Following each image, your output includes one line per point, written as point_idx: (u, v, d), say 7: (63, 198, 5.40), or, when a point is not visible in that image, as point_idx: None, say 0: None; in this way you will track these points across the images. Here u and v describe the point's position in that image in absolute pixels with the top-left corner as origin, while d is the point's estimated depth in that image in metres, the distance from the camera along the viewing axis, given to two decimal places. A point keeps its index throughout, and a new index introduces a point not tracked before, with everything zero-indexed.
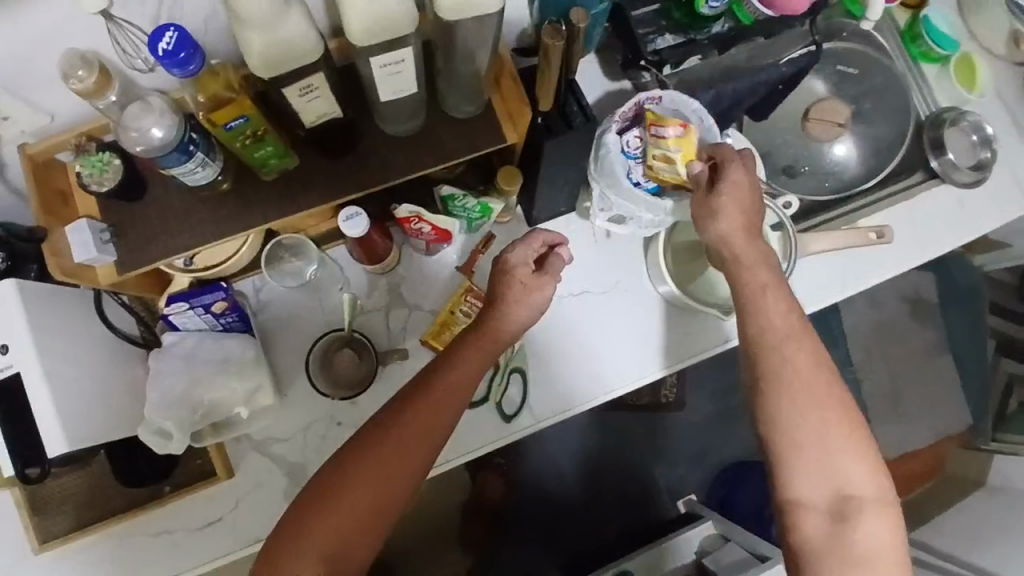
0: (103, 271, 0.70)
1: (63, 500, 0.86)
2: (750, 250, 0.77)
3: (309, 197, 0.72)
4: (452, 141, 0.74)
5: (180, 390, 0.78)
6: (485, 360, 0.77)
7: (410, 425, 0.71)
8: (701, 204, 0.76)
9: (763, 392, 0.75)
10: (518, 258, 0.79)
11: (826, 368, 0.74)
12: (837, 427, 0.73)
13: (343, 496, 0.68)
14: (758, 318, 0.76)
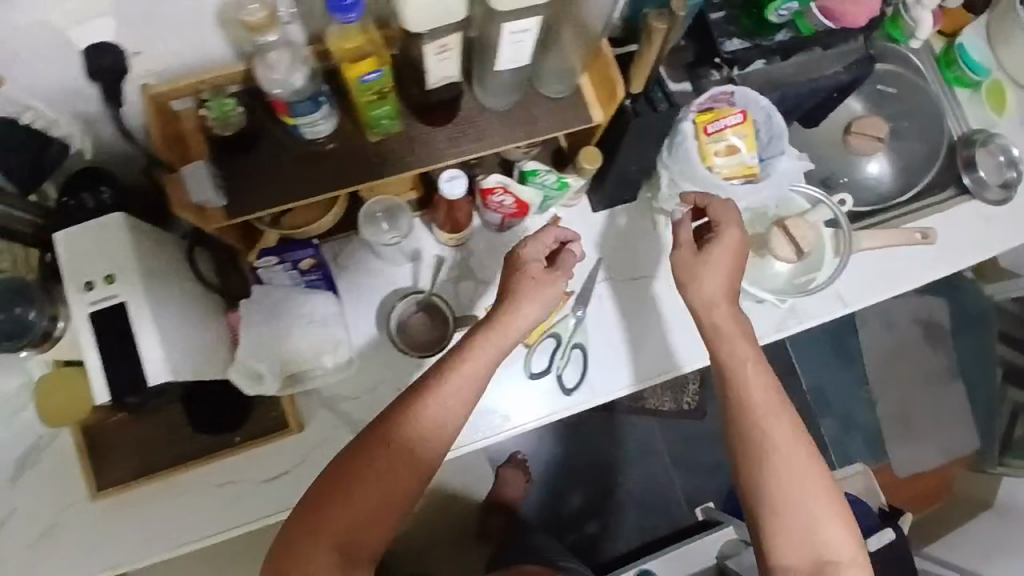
0: (210, 215, 0.72)
1: (120, 450, 0.87)
2: (734, 319, 0.80)
3: (410, 160, 0.77)
4: (543, 119, 0.79)
5: (265, 339, 0.81)
6: (498, 349, 0.74)
7: (420, 420, 0.70)
8: (684, 265, 0.81)
9: (747, 466, 0.76)
10: (531, 252, 0.78)
11: (807, 444, 0.76)
12: (817, 501, 0.75)
13: (345, 512, 0.67)
14: (743, 391, 0.77)
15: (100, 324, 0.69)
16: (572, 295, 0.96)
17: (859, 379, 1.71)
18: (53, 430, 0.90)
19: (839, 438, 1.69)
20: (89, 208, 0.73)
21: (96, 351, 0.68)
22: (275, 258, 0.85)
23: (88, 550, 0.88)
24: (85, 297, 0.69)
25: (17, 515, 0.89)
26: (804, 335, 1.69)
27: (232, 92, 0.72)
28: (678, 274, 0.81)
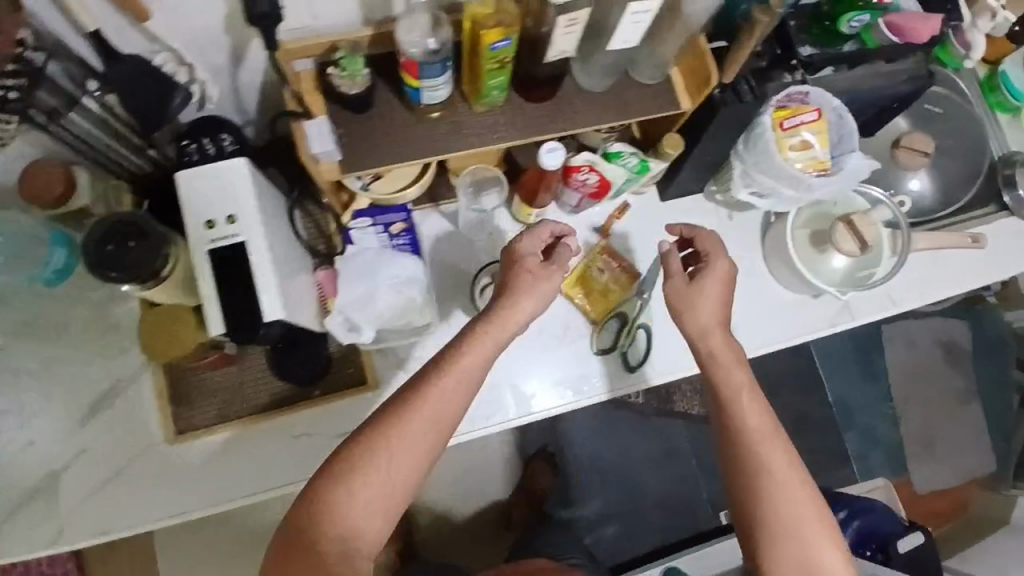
0: (324, 168, 0.77)
1: (207, 395, 0.91)
2: (728, 341, 0.84)
3: (511, 131, 0.81)
4: (636, 102, 0.84)
5: (359, 297, 0.87)
6: (497, 342, 0.76)
7: (421, 412, 0.70)
8: (680, 293, 0.85)
9: (741, 486, 0.79)
10: (527, 247, 0.81)
11: (799, 466, 0.78)
12: (808, 522, 0.77)
13: (346, 503, 0.67)
14: (738, 414, 0.80)
15: (219, 262, 0.72)
16: (639, 278, 1.01)
17: (882, 395, 1.75)
18: (134, 374, 0.92)
19: (862, 452, 1.72)
20: (210, 154, 0.77)
21: (213, 287, 0.72)
22: (369, 221, 0.92)
23: (158, 494, 0.90)
24: (206, 235, 0.72)
25: (92, 455, 0.91)
26: (830, 346, 1.74)
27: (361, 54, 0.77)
28: (675, 302, 0.85)
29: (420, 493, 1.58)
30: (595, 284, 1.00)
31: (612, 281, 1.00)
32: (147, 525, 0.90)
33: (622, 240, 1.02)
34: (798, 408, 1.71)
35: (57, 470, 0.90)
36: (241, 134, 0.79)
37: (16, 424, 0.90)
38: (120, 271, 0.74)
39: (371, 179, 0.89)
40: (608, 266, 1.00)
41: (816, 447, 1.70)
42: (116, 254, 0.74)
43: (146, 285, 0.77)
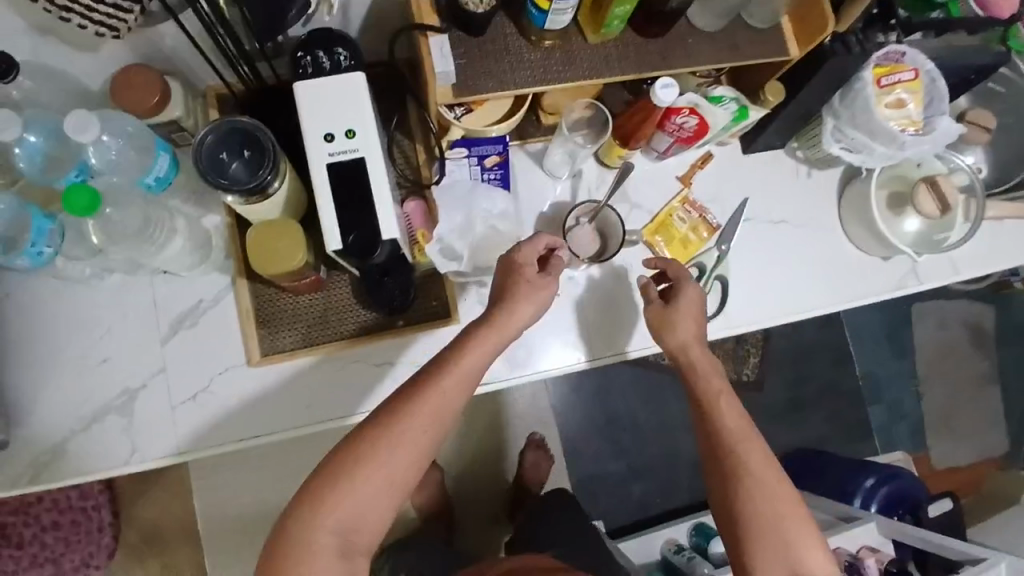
0: (439, 92, 0.77)
1: (289, 319, 0.91)
2: (708, 362, 0.88)
3: (623, 66, 0.81)
4: (746, 45, 0.84)
5: (456, 224, 0.91)
6: (495, 346, 0.79)
7: (419, 412, 0.73)
8: (656, 316, 0.89)
9: (724, 482, 0.82)
10: (526, 257, 0.83)
11: (775, 463, 0.82)
12: (788, 522, 0.79)
13: (346, 498, 0.70)
14: (714, 417, 0.84)
15: (336, 175, 0.72)
16: (719, 230, 1.02)
17: (907, 372, 1.80)
18: (217, 294, 0.91)
19: (885, 425, 1.77)
20: (325, 68, 0.75)
21: (330, 199, 0.71)
22: (465, 151, 0.93)
23: (233, 417, 0.90)
24: (325, 147, 0.72)
25: (169, 374, 0.90)
26: (862, 320, 1.79)
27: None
28: (654, 322, 0.89)
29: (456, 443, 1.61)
30: (676, 231, 1.00)
31: (692, 230, 1.00)
32: (221, 447, 0.89)
33: (704, 190, 1.02)
34: (827, 378, 1.75)
35: (134, 388, 0.89)
36: (355, 51, 0.78)
37: (98, 337, 0.90)
38: (231, 179, 0.73)
39: (463, 110, 0.87)
40: (689, 214, 1.01)
41: (841, 417, 1.75)
42: (232, 162, 0.74)
43: (249, 202, 0.76)
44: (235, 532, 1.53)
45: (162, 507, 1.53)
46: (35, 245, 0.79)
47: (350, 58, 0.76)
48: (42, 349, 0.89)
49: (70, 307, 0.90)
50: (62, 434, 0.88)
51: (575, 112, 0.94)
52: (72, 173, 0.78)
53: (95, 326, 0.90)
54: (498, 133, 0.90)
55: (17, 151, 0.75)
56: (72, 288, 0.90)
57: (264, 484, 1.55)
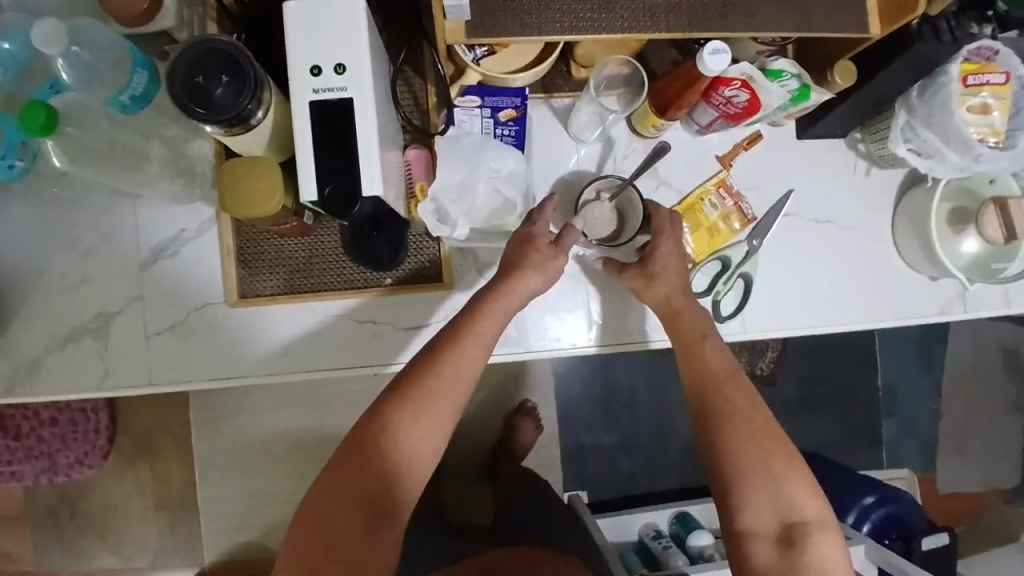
0: (448, 28, 0.67)
1: (270, 262, 0.86)
2: (692, 312, 0.82)
3: (669, 21, 0.69)
4: (820, 13, 0.70)
5: (456, 183, 0.80)
6: (505, 315, 0.77)
7: (436, 385, 0.73)
8: (638, 275, 0.83)
9: (706, 422, 0.78)
10: (542, 227, 0.79)
11: (760, 404, 0.78)
12: (775, 458, 0.76)
13: (373, 468, 0.71)
14: (699, 361, 0.81)
15: (320, 116, 0.64)
16: (753, 222, 0.91)
17: (931, 389, 1.69)
18: (200, 226, 0.85)
19: (896, 440, 1.69)
20: None
21: (309, 141, 0.63)
22: (478, 101, 0.81)
23: (214, 355, 0.86)
24: (309, 82, 0.63)
25: (146, 303, 0.86)
26: (892, 329, 1.68)
27: None
28: (631, 277, 0.83)
29: None
30: (702, 217, 0.90)
31: (722, 220, 0.90)
32: (199, 382, 0.86)
33: (744, 174, 0.91)
34: (842, 384, 1.66)
35: (110, 311, 0.86)
36: None
37: (77, 258, 0.86)
38: (206, 107, 0.65)
39: (485, 52, 0.77)
40: (723, 201, 0.90)
41: (850, 426, 1.67)
42: (206, 90, 0.65)
43: (230, 132, 0.69)
44: (224, 450, 1.58)
45: (158, 417, 1.58)
46: (5, 159, 0.73)
47: None
48: (20, 262, 0.86)
49: (50, 221, 0.86)
50: (36, 350, 0.86)
51: (607, 67, 0.82)
52: (44, 86, 0.73)
53: (73, 244, 0.86)
54: (522, 82, 0.79)
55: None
56: (55, 203, 0.86)
57: (257, 409, 1.58)
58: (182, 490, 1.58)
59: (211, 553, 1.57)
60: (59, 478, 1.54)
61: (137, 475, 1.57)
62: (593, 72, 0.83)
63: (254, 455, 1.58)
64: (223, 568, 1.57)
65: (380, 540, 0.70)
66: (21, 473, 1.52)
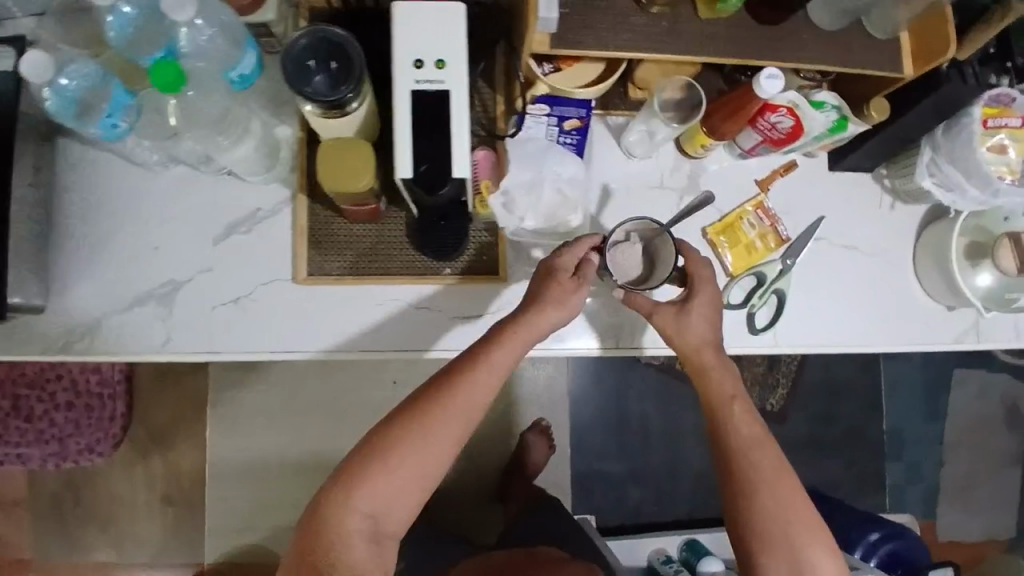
0: (537, 38, 0.75)
1: (339, 245, 0.91)
2: (721, 372, 0.86)
3: (728, 48, 0.78)
4: (859, 53, 0.79)
5: (524, 181, 0.88)
6: (524, 345, 0.81)
7: (449, 409, 0.78)
8: (670, 321, 0.87)
9: (735, 486, 0.81)
10: (566, 260, 0.84)
11: (786, 469, 0.82)
12: (800, 525, 0.79)
13: (380, 483, 0.76)
14: (727, 424, 0.84)
15: (419, 102, 0.71)
16: (787, 243, 0.97)
17: (935, 435, 1.72)
18: (275, 206, 0.91)
19: (900, 484, 1.71)
20: None
21: (409, 127, 0.70)
22: (546, 109, 0.88)
23: (273, 333, 0.90)
24: (413, 74, 0.70)
25: (215, 274, 0.90)
26: (900, 375, 1.72)
27: None
28: (662, 324, 0.87)
29: None
30: (741, 234, 0.97)
31: (759, 238, 0.97)
32: (256, 355, 0.90)
33: (781, 198, 0.98)
34: (849, 424, 1.70)
35: (179, 281, 0.90)
36: None
37: (153, 227, 0.91)
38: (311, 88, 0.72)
39: (551, 67, 0.84)
40: (761, 220, 0.97)
41: (856, 467, 1.70)
42: (315, 75, 0.72)
43: (325, 114, 0.75)
44: (237, 447, 1.58)
45: (175, 409, 1.58)
46: (111, 117, 0.73)
47: None
48: (99, 226, 0.92)
49: (132, 191, 0.92)
50: (102, 311, 0.90)
51: (664, 92, 0.90)
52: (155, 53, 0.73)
53: (151, 214, 0.92)
54: (587, 96, 0.86)
55: (109, 18, 0.72)
56: (139, 173, 0.92)
57: (274, 409, 1.59)
58: (191, 486, 1.57)
59: (213, 552, 1.56)
60: (67, 464, 1.53)
61: (147, 466, 1.57)
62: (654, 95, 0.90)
63: (267, 455, 1.58)
64: (225, 568, 1.56)
65: (379, 551, 0.76)
66: (28, 456, 1.50)
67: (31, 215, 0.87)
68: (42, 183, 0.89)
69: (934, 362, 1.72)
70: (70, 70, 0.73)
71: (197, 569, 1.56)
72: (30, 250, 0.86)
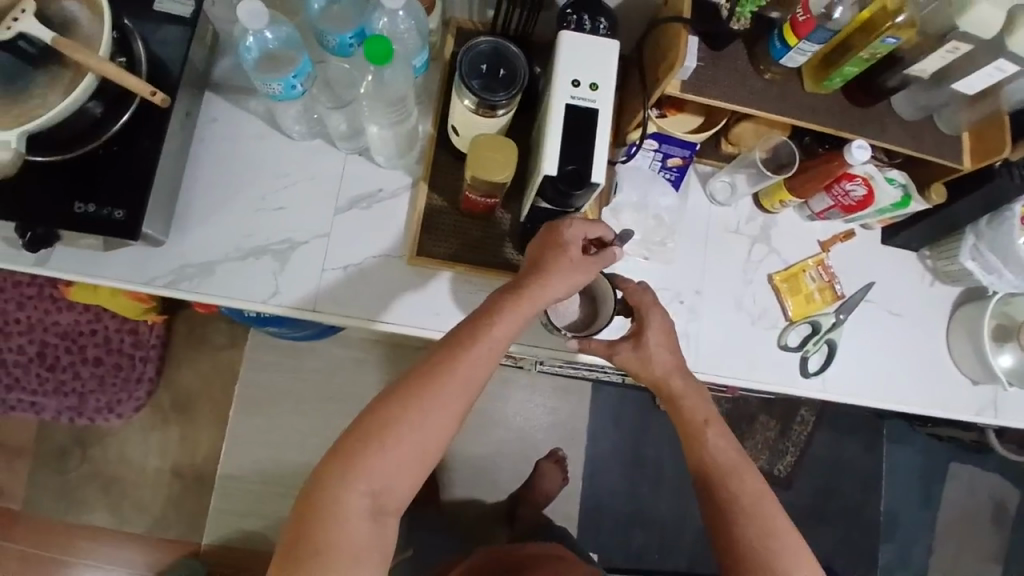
0: (672, 82, 0.86)
1: (445, 235, 0.98)
2: (693, 399, 0.89)
3: (825, 118, 0.91)
4: (929, 142, 0.93)
5: (634, 201, 1.03)
6: (525, 317, 0.78)
7: (448, 380, 0.74)
8: (631, 359, 0.91)
9: (717, 512, 0.82)
10: (572, 236, 0.80)
11: (767, 490, 0.82)
12: (788, 551, 0.78)
13: (379, 459, 0.71)
14: (703, 451, 0.86)
15: (571, 114, 0.82)
16: (841, 299, 1.08)
17: (927, 522, 1.79)
18: (397, 190, 1.00)
19: (890, 565, 1.76)
20: (587, 29, 0.86)
21: (559, 134, 0.81)
22: (655, 145, 1.00)
23: (374, 299, 0.96)
24: (569, 90, 0.82)
25: (331, 240, 0.97)
26: (901, 459, 1.80)
27: (769, 17, 0.89)
28: (634, 366, 0.91)
29: (484, 425, 1.68)
30: (803, 284, 1.07)
31: (818, 290, 1.07)
32: (355, 317, 0.96)
33: (838, 260, 1.10)
34: (849, 499, 1.76)
35: (297, 239, 0.97)
36: (612, 24, 0.88)
37: (280, 187, 0.98)
38: (481, 83, 0.83)
39: (660, 113, 0.98)
40: (821, 275, 1.08)
41: (851, 542, 1.75)
42: (486, 74, 0.84)
43: (476, 111, 0.85)
44: (257, 430, 1.57)
45: (204, 381, 1.58)
46: (295, 78, 0.82)
47: (607, 25, 0.86)
48: (231, 176, 0.98)
49: (265, 151, 0.99)
50: (219, 253, 0.95)
51: (757, 150, 1.02)
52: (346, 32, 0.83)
53: (282, 175, 0.98)
54: (693, 140, 0.98)
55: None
56: (278, 138, 0.99)
57: (302, 398, 1.59)
58: (204, 462, 1.55)
59: (211, 534, 1.52)
60: (80, 421, 1.52)
61: (164, 435, 1.55)
62: (747, 152, 1.04)
63: (285, 443, 1.57)
64: (220, 553, 1.52)
65: (380, 527, 0.72)
66: (43, 406, 1.51)
67: (175, 154, 0.93)
68: (188, 127, 0.95)
69: (931, 451, 1.81)
70: (275, 28, 0.85)
71: (191, 550, 1.52)
72: (166, 188, 0.92)
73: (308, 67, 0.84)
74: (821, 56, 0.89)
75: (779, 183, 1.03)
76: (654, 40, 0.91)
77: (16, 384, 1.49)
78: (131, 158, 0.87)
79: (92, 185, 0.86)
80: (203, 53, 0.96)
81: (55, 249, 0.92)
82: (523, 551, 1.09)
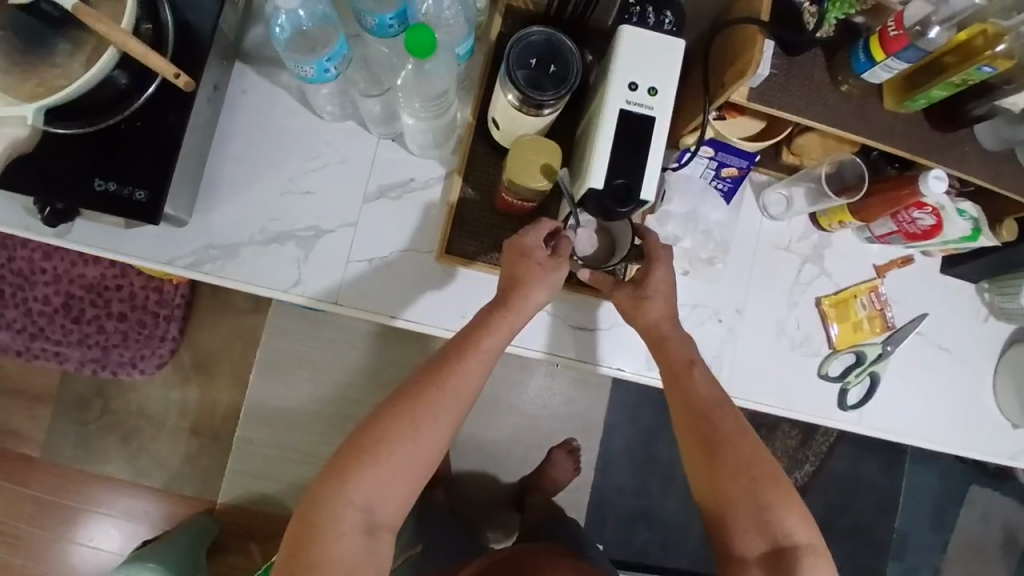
0: (739, 90, 0.78)
1: (478, 231, 0.93)
2: (680, 341, 0.84)
3: (903, 141, 0.82)
4: (1010, 177, 0.84)
5: (682, 214, 0.97)
6: (510, 332, 0.77)
7: (436, 396, 0.74)
8: (626, 299, 0.85)
9: (702, 452, 0.80)
10: (534, 241, 0.78)
11: (747, 430, 0.80)
12: (763, 487, 0.77)
13: (371, 475, 0.71)
14: (689, 387, 0.82)
15: (624, 123, 0.75)
16: (890, 329, 1.01)
17: (936, 547, 1.76)
18: (428, 181, 0.94)
19: None
20: (649, 24, 0.78)
21: (610, 139, 0.74)
22: (710, 153, 0.94)
23: (395, 296, 0.93)
24: (626, 94, 0.75)
25: (360, 227, 0.93)
26: (918, 482, 1.75)
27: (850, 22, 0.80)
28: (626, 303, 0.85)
29: (499, 409, 1.66)
30: (854, 313, 1.00)
31: (868, 319, 1.00)
32: (377, 314, 0.92)
33: (894, 287, 1.03)
34: (859, 516, 1.73)
35: (321, 228, 0.93)
36: (679, 17, 0.80)
37: (308, 170, 0.93)
38: (526, 76, 0.76)
39: (719, 115, 0.91)
40: (873, 302, 1.01)
41: (856, 558, 1.73)
42: (535, 69, 0.76)
43: (521, 108, 0.79)
44: (273, 398, 1.57)
45: (225, 342, 1.58)
46: (329, 62, 0.76)
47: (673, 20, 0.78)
48: (260, 154, 0.93)
49: (296, 129, 0.94)
50: (241, 233, 0.92)
51: (825, 165, 0.94)
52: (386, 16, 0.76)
53: (312, 156, 0.94)
54: (751, 149, 0.92)
55: None
56: (309, 117, 0.94)
57: (319, 368, 1.59)
58: (222, 421, 1.57)
59: (225, 494, 1.55)
60: (103, 373, 1.53)
61: (184, 393, 1.57)
62: (817, 166, 0.95)
63: (301, 413, 1.57)
64: (234, 513, 1.55)
65: (375, 543, 0.71)
66: (66, 355, 1.52)
67: (202, 128, 0.89)
68: (216, 100, 0.91)
69: (950, 475, 1.76)
70: None
71: (207, 506, 1.56)
72: (191, 164, 0.88)
73: (343, 49, 0.77)
74: (907, 73, 0.80)
75: (841, 208, 0.96)
76: (724, 40, 0.82)
77: (40, 333, 1.51)
78: (155, 134, 0.82)
79: (115, 159, 0.82)
80: (234, 19, 0.90)
81: (76, 222, 0.90)
82: (526, 552, 1.09)
